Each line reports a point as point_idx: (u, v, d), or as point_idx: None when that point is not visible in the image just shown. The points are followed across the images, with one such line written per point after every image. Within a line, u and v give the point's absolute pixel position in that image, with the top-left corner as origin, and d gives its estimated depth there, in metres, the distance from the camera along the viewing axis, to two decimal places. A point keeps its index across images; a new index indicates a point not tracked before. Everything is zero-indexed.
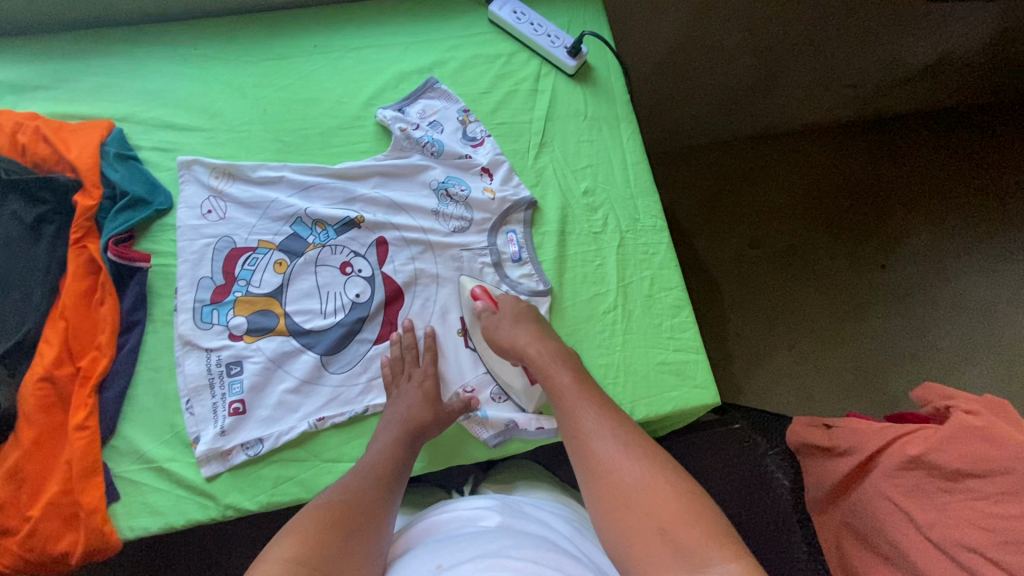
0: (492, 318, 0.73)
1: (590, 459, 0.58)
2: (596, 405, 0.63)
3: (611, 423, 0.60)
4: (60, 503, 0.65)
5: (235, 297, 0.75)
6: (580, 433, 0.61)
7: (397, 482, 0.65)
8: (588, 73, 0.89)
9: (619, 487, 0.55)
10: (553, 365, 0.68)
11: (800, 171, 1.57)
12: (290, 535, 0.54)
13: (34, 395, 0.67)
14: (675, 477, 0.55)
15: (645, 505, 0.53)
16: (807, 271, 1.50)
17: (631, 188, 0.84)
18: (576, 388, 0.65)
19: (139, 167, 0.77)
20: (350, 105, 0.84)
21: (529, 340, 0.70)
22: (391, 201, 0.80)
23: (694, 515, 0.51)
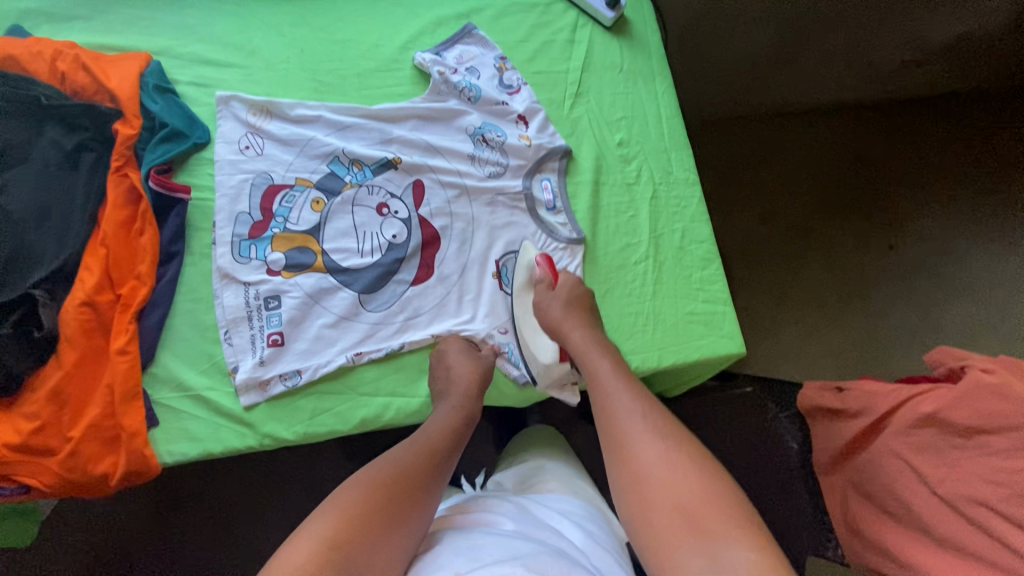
0: (545, 293, 0.75)
1: (616, 434, 0.57)
2: (629, 389, 0.62)
3: (643, 402, 0.59)
4: (101, 426, 0.66)
5: (273, 233, 0.75)
6: (610, 414, 0.60)
7: (437, 474, 0.60)
8: (625, 26, 0.89)
9: (639, 463, 0.53)
10: (591, 351, 0.67)
11: (816, 149, 1.57)
12: (329, 511, 0.49)
13: (76, 319, 0.67)
14: (700, 461, 0.52)
15: (667, 483, 0.51)
16: (818, 250, 1.52)
17: (664, 141, 0.85)
18: (612, 369, 0.65)
19: (177, 100, 0.77)
20: (388, 48, 0.84)
21: (567, 323, 0.70)
22: (427, 144, 0.80)
23: (716, 500, 0.49)
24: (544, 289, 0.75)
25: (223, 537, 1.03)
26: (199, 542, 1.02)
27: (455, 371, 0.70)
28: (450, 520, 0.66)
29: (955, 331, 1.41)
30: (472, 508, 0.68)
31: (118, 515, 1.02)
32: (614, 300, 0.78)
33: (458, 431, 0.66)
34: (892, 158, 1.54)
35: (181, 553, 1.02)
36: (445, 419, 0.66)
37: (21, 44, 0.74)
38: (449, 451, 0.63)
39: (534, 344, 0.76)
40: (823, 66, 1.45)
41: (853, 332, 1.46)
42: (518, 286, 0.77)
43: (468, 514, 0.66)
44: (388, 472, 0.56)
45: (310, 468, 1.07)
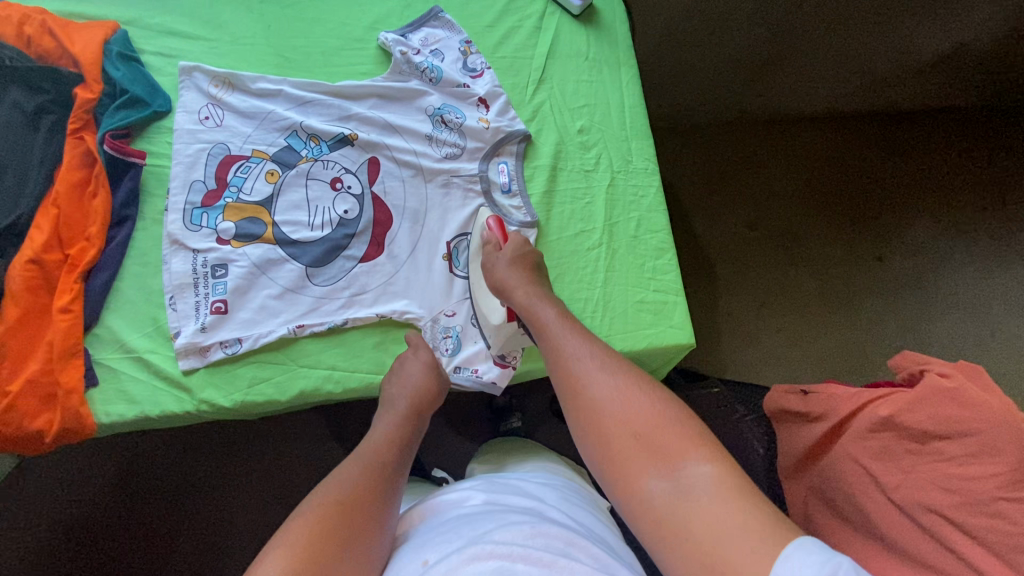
0: (492, 253, 0.73)
1: (565, 372, 0.53)
2: (572, 328, 0.58)
3: (590, 340, 0.55)
4: (39, 382, 0.66)
5: (226, 203, 0.76)
6: (559, 354, 0.55)
7: (392, 475, 0.60)
8: (593, 15, 0.89)
9: (592, 398, 0.50)
10: (539, 300, 0.63)
11: (808, 157, 1.53)
12: (289, 533, 0.48)
13: (22, 275, 0.68)
14: (650, 386, 0.49)
15: (623, 412, 0.48)
16: (806, 257, 1.47)
17: (626, 131, 0.85)
18: (559, 320, 0.60)
19: (140, 68, 0.78)
20: (354, 27, 0.85)
21: (514, 280, 0.67)
22: (386, 122, 0.81)
23: (676, 423, 0.46)
24: (492, 249, 0.74)
25: (180, 511, 1.03)
26: (156, 515, 1.03)
27: (409, 371, 0.70)
28: (418, 518, 0.65)
29: (939, 344, 1.38)
30: (434, 498, 0.67)
31: (77, 484, 1.03)
32: (563, 285, 0.78)
33: (409, 435, 0.66)
34: (884, 172, 1.51)
35: (136, 525, 1.02)
36: (393, 425, 0.66)
37: None
38: (401, 453, 0.63)
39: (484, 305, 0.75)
40: (815, 70, 1.40)
41: (838, 342, 1.41)
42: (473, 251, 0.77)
43: (434, 508, 0.65)
44: (346, 487, 0.55)
45: (270, 447, 1.07)
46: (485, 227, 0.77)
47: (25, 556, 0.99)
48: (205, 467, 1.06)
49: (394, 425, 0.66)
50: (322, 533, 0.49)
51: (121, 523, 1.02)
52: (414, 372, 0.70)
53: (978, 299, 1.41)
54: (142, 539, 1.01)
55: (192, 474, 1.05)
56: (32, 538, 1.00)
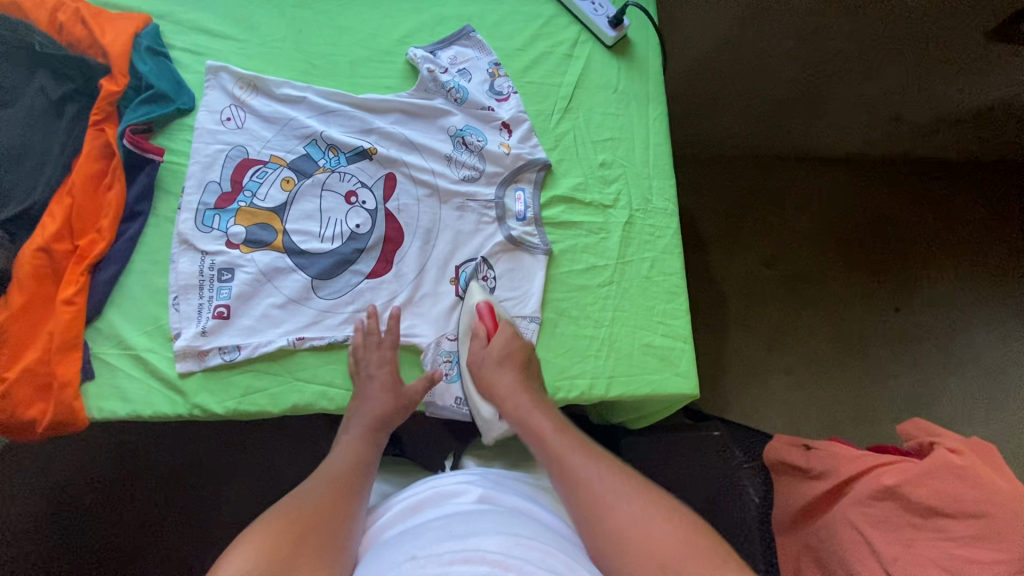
0: (478, 350, 0.72)
1: (585, 498, 0.57)
2: (579, 449, 0.62)
3: (599, 464, 0.60)
4: (36, 371, 0.66)
5: (239, 207, 0.75)
6: (571, 477, 0.60)
7: (348, 492, 0.60)
8: (627, 46, 0.88)
9: (615, 524, 0.54)
10: (535, 411, 0.67)
11: (832, 201, 1.49)
12: (238, 554, 0.49)
13: (31, 263, 0.68)
14: (665, 514, 0.55)
15: (652, 539, 0.53)
16: (817, 302, 1.44)
17: (649, 168, 0.83)
18: (558, 435, 0.65)
19: (167, 64, 0.78)
20: (384, 40, 0.84)
21: (508, 389, 0.68)
22: (406, 139, 0.80)
23: (692, 544, 0.52)
24: (478, 343, 0.72)
25: (167, 503, 1.03)
26: (144, 504, 1.03)
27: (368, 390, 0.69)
28: (410, 505, 0.65)
29: (949, 407, 1.34)
30: (421, 489, 0.66)
31: (70, 465, 1.03)
32: (569, 321, 0.77)
33: (366, 454, 0.66)
34: (911, 225, 1.47)
35: (124, 512, 1.02)
36: (349, 447, 0.66)
37: None
38: (359, 473, 0.64)
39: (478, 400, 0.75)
40: None
41: (846, 393, 1.37)
42: (461, 334, 0.75)
43: (423, 502, 0.64)
44: (296, 507, 0.56)
45: (263, 446, 1.07)
46: (473, 311, 0.75)
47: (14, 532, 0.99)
48: (197, 461, 1.05)
49: (352, 444, 0.67)
50: (275, 556, 0.49)
51: (109, 509, 1.02)
52: (375, 395, 0.69)
53: (994, 363, 1.37)
54: (128, 527, 1.01)
55: (183, 467, 1.05)
56: (22, 514, 1.00)
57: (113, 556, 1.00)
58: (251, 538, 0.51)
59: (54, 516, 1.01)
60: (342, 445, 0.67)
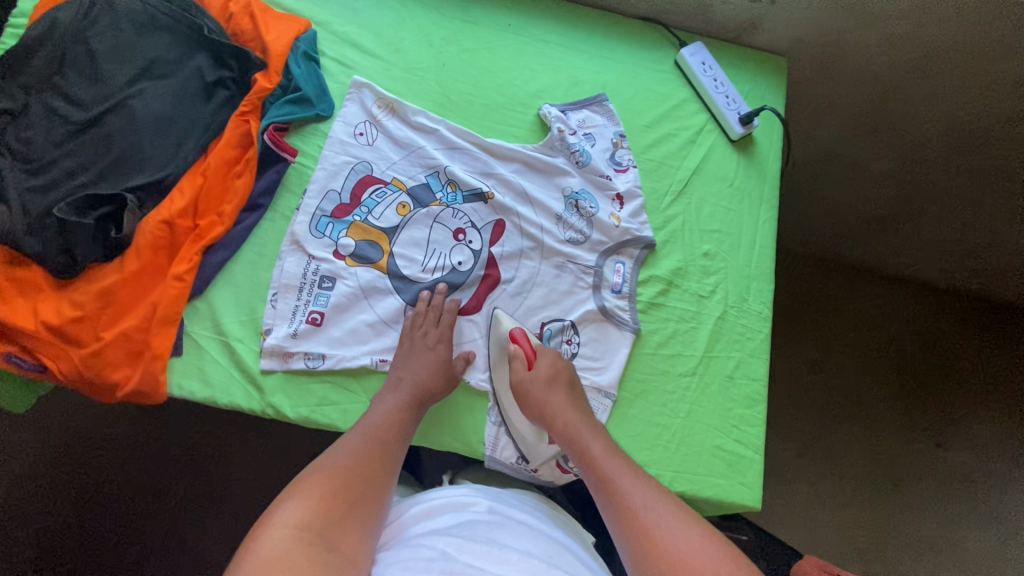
0: (523, 373, 0.72)
1: (626, 514, 0.58)
2: (626, 471, 0.62)
3: (643, 484, 0.61)
4: (132, 338, 0.68)
5: (354, 220, 0.78)
6: (616, 495, 0.60)
7: (390, 465, 0.63)
8: (751, 144, 0.88)
9: (666, 547, 0.54)
10: (584, 431, 0.67)
11: (892, 317, 1.40)
12: (297, 502, 0.54)
13: (152, 233, 0.70)
14: (713, 548, 0.54)
15: (705, 575, 0.51)
16: (859, 421, 1.35)
17: (750, 268, 0.83)
18: (604, 457, 0.64)
19: (317, 70, 0.81)
20: (520, 90, 0.86)
21: (560, 407, 0.69)
22: (523, 190, 0.81)
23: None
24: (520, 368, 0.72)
25: (173, 482, 1.00)
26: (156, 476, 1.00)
27: (413, 359, 0.71)
28: (429, 490, 0.66)
29: None
30: (439, 493, 0.65)
31: (90, 422, 1.00)
32: (645, 404, 0.76)
33: (406, 425, 0.67)
34: (970, 358, 1.37)
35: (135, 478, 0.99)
36: (391, 410, 0.67)
37: None
38: (399, 440, 0.65)
39: (501, 381, 0.75)
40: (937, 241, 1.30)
41: (873, 525, 1.28)
42: (494, 361, 0.75)
43: (436, 506, 0.63)
44: (342, 462, 0.60)
45: (282, 443, 1.04)
46: (506, 339, 0.75)
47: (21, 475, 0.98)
48: (215, 446, 1.02)
49: (393, 411, 0.67)
50: (331, 517, 0.53)
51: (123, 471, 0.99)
52: (420, 368, 0.70)
53: None
54: (132, 494, 0.99)
55: (199, 446, 1.02)
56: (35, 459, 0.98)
57: (112, 524, 0.97)
58: (304, 494, 0.55)
59: (64, 469, 0.99)
60: (381, 404, 0.68)
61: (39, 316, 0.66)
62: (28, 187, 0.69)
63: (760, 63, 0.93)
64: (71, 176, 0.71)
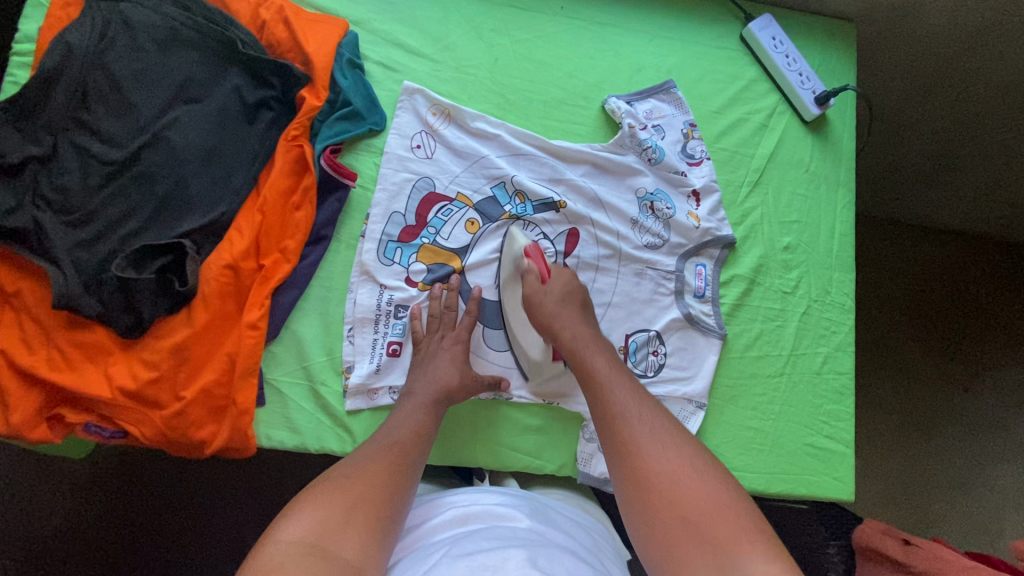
0: (537, 286, 0.65)
1: (617, 431, 0.53)
2: (625, 382, 0.57)
3: (642, 399, 0.55)
4: (213, 394, 0.64)
5: (422, 243, 0.73)
6: (607, 406, 0.55)
7: (411, 470, 0.55)
8: (825, 124, 0.83)
9: (651, 473, 0.49)
10: (589, 347, 0.61)
11: (921, 269, 1.27)
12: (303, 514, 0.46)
13: (217, 279, 0.65)
14: (700, 466, 0.49)
15: (685, 495, 0.47)
16: (893, 376, 1.22)
17: (832, 259, 0.80)
18: (610, 371, 0.59)
19: (364, 79, 0.74)
20: (581, 83, 0.80)
21: (566, 320, 0.63)
22: (595, 195, 0.77)
23: (724, 506, 0.46)
24: (533, 282, 0.66)
25: (229, 511, 0.96)
26: (211, 506, 0.95)
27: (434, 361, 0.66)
28: (452, 509, 0.59)
29: None
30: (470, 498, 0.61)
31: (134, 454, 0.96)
32: (736, 409, 0.75)
33: (431, 429, 0.61)
34: (1002, 314, 1.24)
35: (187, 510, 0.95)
36: (411, 423, 0.60)
37: None
38: (422, 455, 0.58)
39: (522, 337, 0.71)
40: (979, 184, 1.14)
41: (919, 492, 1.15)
42: (506, 276, 0.71)
43: (470, 514, 0.58)
44: (352, 470, 0.53)
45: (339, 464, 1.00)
46: (519, 254, 0.68)
47: (59, 525, 0.92)
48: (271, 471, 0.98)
49: (414, 421, 0.61)
50: (339, 518, 0.46)
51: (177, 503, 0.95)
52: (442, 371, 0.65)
53: None
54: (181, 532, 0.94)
55: (247, 477, 0.97)
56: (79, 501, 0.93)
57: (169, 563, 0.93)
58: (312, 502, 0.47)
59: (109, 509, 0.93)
60: (405, 409, 0.62)
61: (112, 381, 0.62)
62: (76, 242, 0.63)
63: (826, 33, 0.87)
64: (117, 224, 0.65)
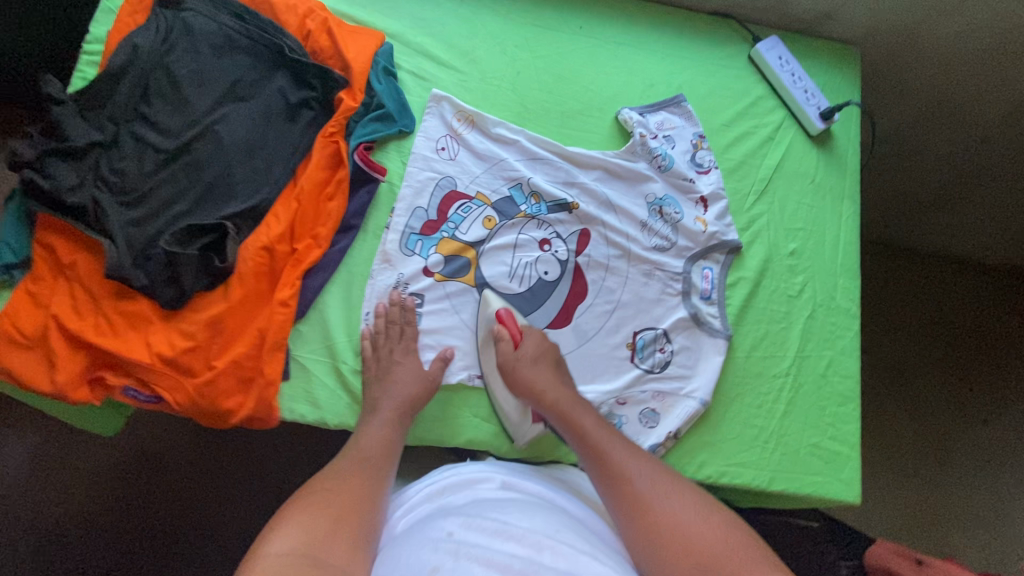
0: (510, 353, 0.70)
1: (622, 492, 0.57)
2: (620, 443, 0.62)
3: (637, 459, 0.60)
4: (242, 366, 0.68)
5: (442, 236, 0.77)
6: (607, 465, 0.59)
7: (379, 474, 0.59)
8: (830, 140, 0.88)
9: (670, 529, 0.53)
10: (576, 408, 0.65)
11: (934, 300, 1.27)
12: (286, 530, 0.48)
13: (254, 259, 0.71)
14: (712, 516, 0.54)
15: (697, 544, 0.52)
16: (903, 399, 1.20)
17: (837, 266, 0.83)
18: (598, 428, 0.63)
19: (397, 85, 0.80)
20: (598, 95, 0.85)
21: (546, 384, 0.67)
22: (606, 199, 0.81)
23: (728, 541, 0.52)
24: (508, 349, 0.70)
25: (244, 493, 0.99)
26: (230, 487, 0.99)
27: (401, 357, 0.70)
28: (424, 483, 0.62)
29: None
30: (443, 472, 0.63)
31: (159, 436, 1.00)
32: (741, 407, 0.77)
33: (397, 435, 0.65)
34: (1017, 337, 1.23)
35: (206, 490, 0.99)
36: (379, 430, 0.64)
37: None
38: (388, 460, 0.62)
39: (497, 393, 0.73)
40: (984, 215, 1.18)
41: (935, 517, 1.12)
42: (482, 340, 0.74)
43: (445, 487, 0.61)
44: (325, 484, 0.56)
45: None
46: (492, 320, 0.74)
47: (85, 499, 0.96)
48: (287, 458, 1.01)
49: (380, 426, 0.65)
50: (325, 532, 0.49)
51: (198, 485, 0.99)
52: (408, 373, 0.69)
53: None
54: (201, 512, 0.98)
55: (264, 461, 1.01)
56: (105, 477, 0.97)
57: (185, 543, 0.96)
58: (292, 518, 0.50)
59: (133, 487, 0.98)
60: (370, 422, 0.65)
61: (152, 347, 0.67)
62: (129, 220, 0.69)
63: (832, 56, 0.92)
64: (166, 207, 0.71)
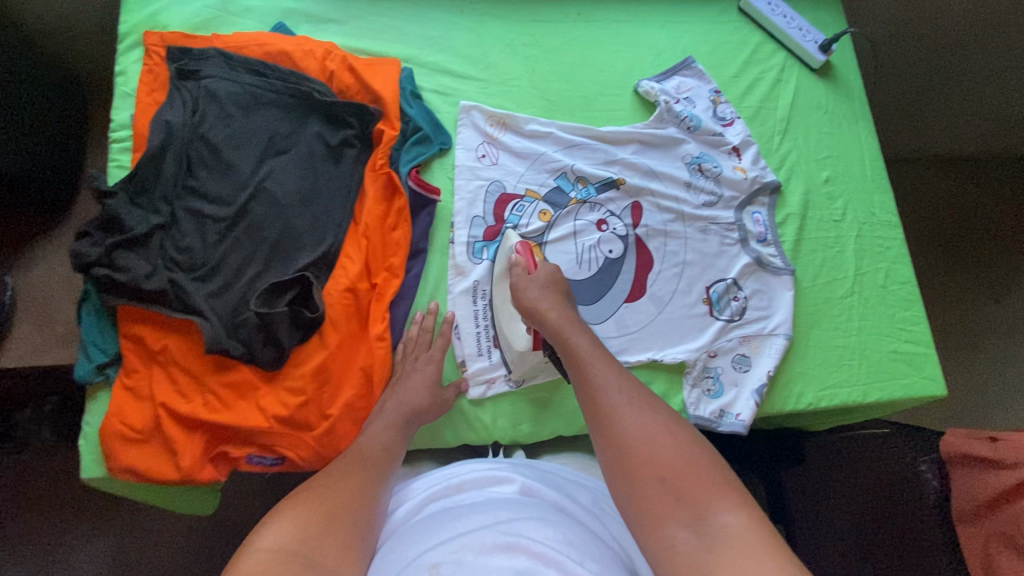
0: (523, 276, 0.71)
1: (601, 407, 0.55)
2: (604, 359, 0.60)
3: (621, 374, 0.58)
4: (356, 406, 0.69)
5: (505, 238, 0.79)
6: (591, 381, 0.58)
7: (380, 481, 0.59)
8: (831, 70, 0.92)
9: (637, 442, 0.52)
10: (572, 329, 0.64)
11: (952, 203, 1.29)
12: (282, 523, 0.49)
13: (341, 303, 0.72)
14: (681, 432, 0.52)
15: (666, 459, 0.50)
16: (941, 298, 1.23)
17: (868, 183, 0.88)
18: (589, 347, 0.62)
19: (427, 107, 0.82)
20: (613, 73, 0.88)
21: (549, 305, 0.67)
22: (648, 168, 0.84)
23: (696, 463, 0.50)
24: (521, 272, 0.71)
25: None
26: None
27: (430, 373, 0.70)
28: (436, 487, 0.62)
29: None
30: (453, 471, 0.64)
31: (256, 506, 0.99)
32: (821, 332, 0.81)
33: (405, 439, 0.65)
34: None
35: None
36: (385, 434, 0.64)
37: (293, 41, 0.80)
38: (391, 469, 0.61)
39: (508, 328, 0.74)
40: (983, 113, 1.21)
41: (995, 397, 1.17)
42: (498, 273, 0.76)
43: (461, 481, 0.62)
44: (323, 483, 0.56)
45: None
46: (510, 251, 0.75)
47: None
48: None
49: (386, 432, 0.64)
50: (321, 529, 0.49)
51: None
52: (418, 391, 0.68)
53: None
54: None
55: None
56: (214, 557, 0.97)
57: None
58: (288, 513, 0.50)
59: None
60: (376, 425, 0.65)
61: (267, 411, 0.67)
62: (210, 293, 0.69)
63: None
64: (240, 271, 0.71)
